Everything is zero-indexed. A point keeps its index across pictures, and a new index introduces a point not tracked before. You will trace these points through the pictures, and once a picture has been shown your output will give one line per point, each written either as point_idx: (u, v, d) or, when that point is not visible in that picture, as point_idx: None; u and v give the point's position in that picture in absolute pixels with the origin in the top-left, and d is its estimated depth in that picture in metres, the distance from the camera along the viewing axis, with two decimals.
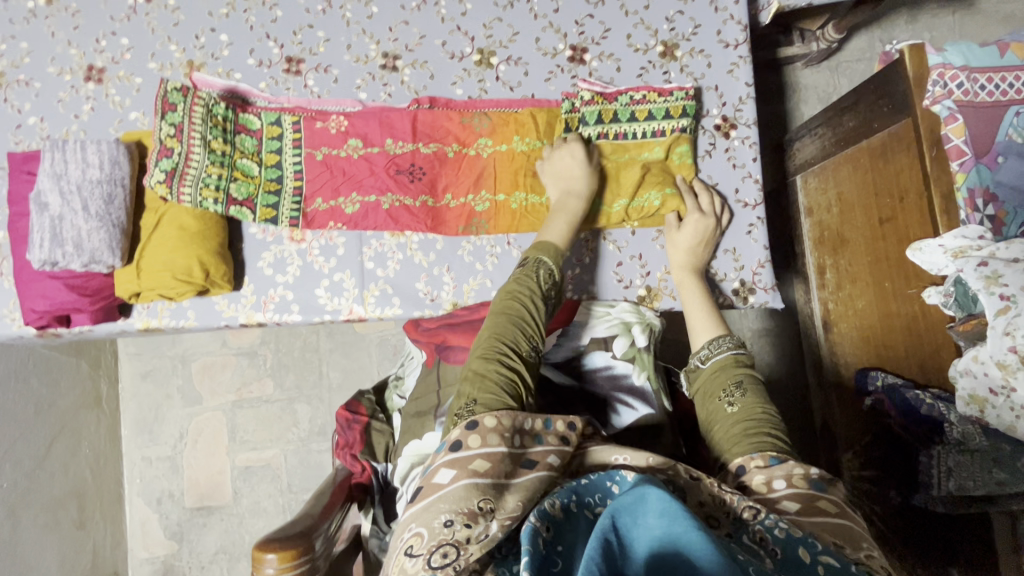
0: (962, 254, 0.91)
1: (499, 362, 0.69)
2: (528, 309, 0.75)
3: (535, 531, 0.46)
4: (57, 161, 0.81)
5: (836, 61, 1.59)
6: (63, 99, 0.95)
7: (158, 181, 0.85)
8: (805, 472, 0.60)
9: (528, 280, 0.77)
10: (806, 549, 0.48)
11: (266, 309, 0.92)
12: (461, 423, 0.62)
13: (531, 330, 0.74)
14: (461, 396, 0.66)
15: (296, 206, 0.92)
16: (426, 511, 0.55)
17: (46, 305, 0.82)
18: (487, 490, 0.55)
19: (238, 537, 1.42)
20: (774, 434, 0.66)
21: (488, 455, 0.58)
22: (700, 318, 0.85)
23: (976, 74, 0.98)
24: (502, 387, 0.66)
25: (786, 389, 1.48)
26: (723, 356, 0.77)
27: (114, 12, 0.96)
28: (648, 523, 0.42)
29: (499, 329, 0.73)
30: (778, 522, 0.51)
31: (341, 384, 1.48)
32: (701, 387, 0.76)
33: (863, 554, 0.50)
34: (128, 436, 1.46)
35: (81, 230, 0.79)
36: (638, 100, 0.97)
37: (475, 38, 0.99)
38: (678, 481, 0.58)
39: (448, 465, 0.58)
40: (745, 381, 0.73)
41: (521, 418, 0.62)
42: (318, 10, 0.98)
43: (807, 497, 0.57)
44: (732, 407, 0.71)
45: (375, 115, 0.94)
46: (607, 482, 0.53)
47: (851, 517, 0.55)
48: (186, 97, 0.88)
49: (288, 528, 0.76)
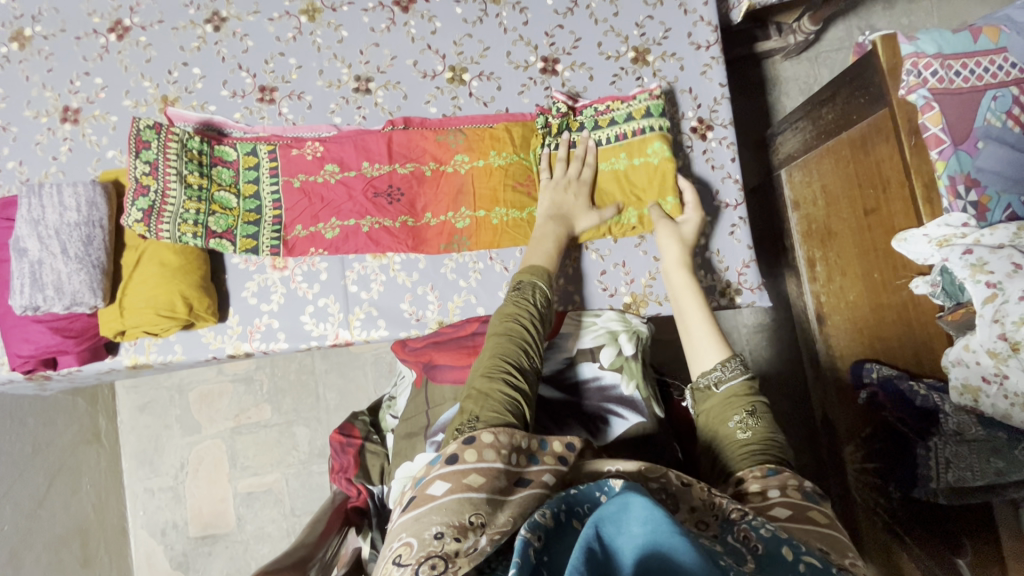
0: (947, 242, 0.90)
1: (502, 380, 0.69)
2: (528, 331, 0.75)
3: (527, 541, 0.45)
4: (33, 206, 0.81)
5: (815, 52, 1.59)
6: (41, 142, 0.95)
7: (136, 220, 0.86)
8: (795, 483, 0.59)
9: (525, 303, 0.78)
10: (790, 547, 0.48)
11: (252, 339, 0.92)
12: (461, 437, 0.62)
13: (532, 352, 0.74)
14: (463, 412, 0.66)
15: (276, 234, 0.92)
16: (416, 522, 0.54)
17: (32, 349, 0.83)
18: (480, 506, 0.55)
19: (244, 564, 1.42)
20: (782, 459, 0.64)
21: (483, 470, 0.58)
22: (705, 348, 0.77)
23: (949, 61, 0.97)
24: (506, 405, 0.66)
25: (785, 384, 1.46)
26: (735, 383, 0.72)
27: (86, 53, 0.97)
28: (631, 531, 0.42)
29: (501, 349, 0.73)
30: (765, 523, 0.51)
31: (338, 404, 1.47)
32: (711, 410, 0.72)
33: (848, 562, 0.50)
34: (128, 469, 1.45)
35: (60, 273, 0.79)
36: (602, 110, 0.97)
37: (445, 56, 0.99)
38: (670, 488, 0.57)
39: (443, 477, 0.58)
40: (758, 409, 0.69)
41: (519, 436, 0.63)
42: (289, 38, 0.98)
43: (800, 506, 0.56)
44: (743, 434, 0.68)
45: (350, 139, 0.95)
46: (596, 493, 0.52)
47: (836, 527, 0.55)
48: (159, 133, 0.89)
49: (284, 559, 0.77)
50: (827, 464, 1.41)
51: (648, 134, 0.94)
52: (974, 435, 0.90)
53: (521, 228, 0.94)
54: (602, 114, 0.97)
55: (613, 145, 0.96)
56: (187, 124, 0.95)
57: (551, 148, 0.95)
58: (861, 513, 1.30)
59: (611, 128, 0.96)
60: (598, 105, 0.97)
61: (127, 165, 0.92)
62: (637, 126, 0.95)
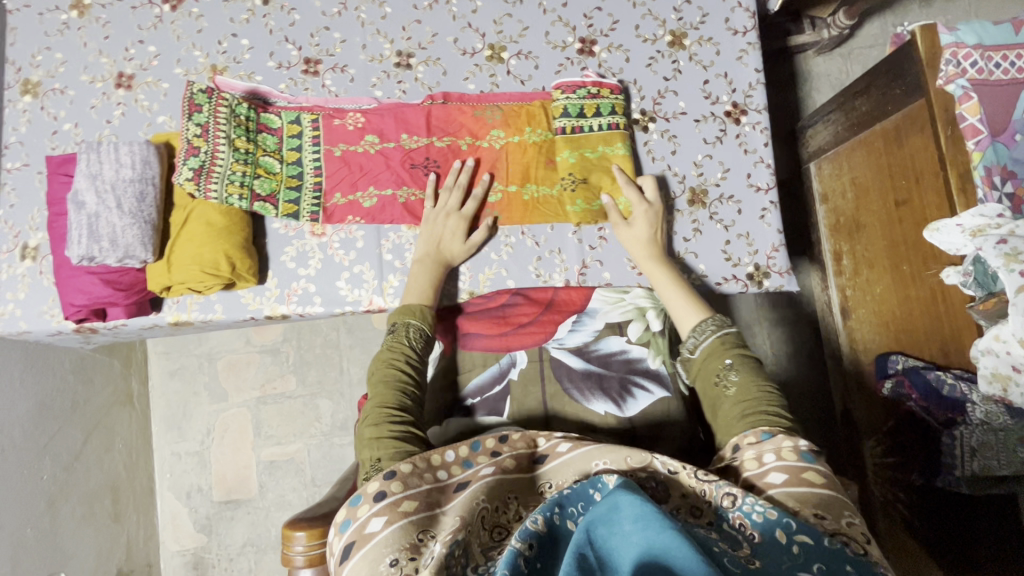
0: (981, 233, 0.90)
1: (391, 420, 0.71)
2: (404, 371, 0.77)
3: (518, 551, 0.48)
4: (92, 162, 0.84)
5: (848, 48, 1.58)
6: (95, 105, 1.00)
7: (186, 179, 0.89)
8: (794, 445, 0.62)
9: (405, 345, 0.79)
10: (784, 530, 0.51)
11: (289, 301, 0.95)
12: (376, 475, 0.63)
13: (414, 389, 0.76)
14: (363, 465, 0.67)
15: (316, 201, 0.96)
16: (365, 563, 0.56)
17: (85, 299, 0.86)
18: (422, 524, 0.59)
19: (265, 530, 1.46)
20: (772, 410, 0.68)
21: (413, 495, 0.61)
22: (674, 303, 0.85)
23: (989, 52, 0.97)
24: (401, 438, 0.69)
25: (794, 386, 1.45)
26: (710, 342, 0.77)
27: (141, 22, 1.01)
28: (624, 530, 0.45)
29: (380, 394, 0.74)
30: (756, 506, 0.54)
31: (361, 379, 1.51)
32: (698, 374, 0.77)
33: (845, 522, 0.53)
34: (158, 432, 1.50)
35: (115, 226, 0.82)
36: (591, 94, 0.97)
37: (485, 34, 1.01)
38: (658, 476, 0.63)
39: (377, 513, 0.60)
40: (737, 362, 0.73)
41: (433, 455, 0.66)
42: (334, 13, 1.01)
43: (795, 469, 0.59)
44: (730, 389, 0.72)
45: (390, 111, 0.97)
46: (589, 490, 0.56)
47: (837, 489, 0.57)
48: (211, 98, 0.93)
49: (315, 509, 0.78)
50: (845, 459, 1.40)
51: (614, 131, 0.96)
52: (1001, 424, 0.90)
53: (551, 206, 0.97)
54: (590, 99, 0.97)
55: (605, 132, 0.97)
56: (233, 91, 0.98)
57: (566, 122, 0.97)
58: (877, 509, 1.30)
59: (597, 117, 0.97)
60: (588, 88, 0.97)
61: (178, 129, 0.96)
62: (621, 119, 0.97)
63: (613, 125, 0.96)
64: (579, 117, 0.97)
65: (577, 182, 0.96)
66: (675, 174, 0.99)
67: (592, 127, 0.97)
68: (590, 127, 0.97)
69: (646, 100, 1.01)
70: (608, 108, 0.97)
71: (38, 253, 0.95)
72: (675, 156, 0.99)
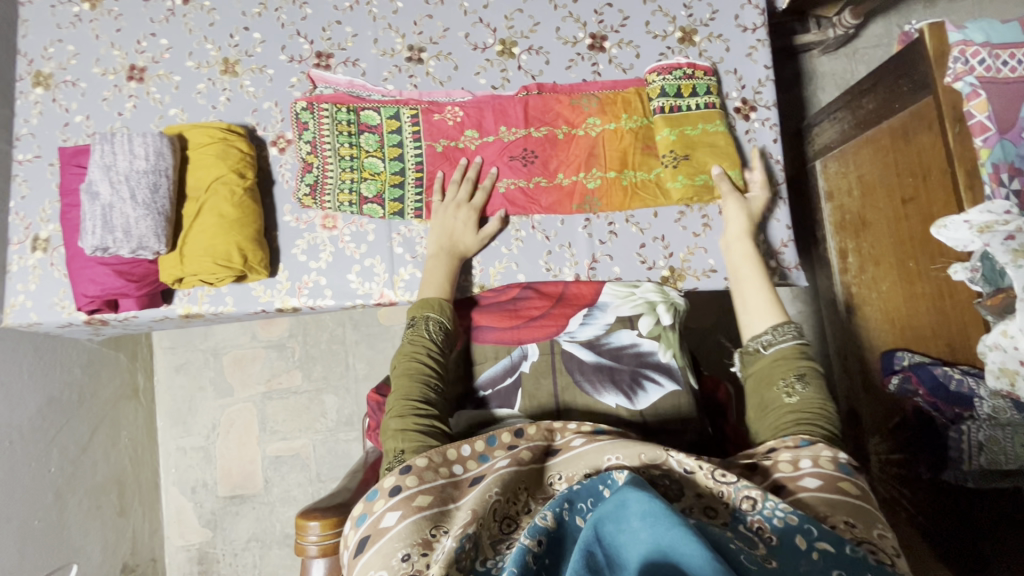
0: (988, 229, 0.91)
1: (416, 413, 0.71)
2: (428, 365, 0.77)
3: (526, 548, 0.48)
4: (106, 153, 0.84)
5: (853, 48, 1.59)
6: (107, 98, 1.00)
7: (303, 193, 0.95)
8: (834, 455, 0.62)
9: (428, 339, 0.79)
10: (803, 536, 0.51)
11: (300, 294, 0.96)
12: (394, 470, 0.64)
13: (437, 383, 0.77)
14: (387, 455, 0.68)
15: (418, 197, 0.96)
16: (379, 557, 0.57)
17: (97, 290, 0.86)
18: (436, 520, 0.59)
19: (270, 525, 1.46)
20: (827, 432, 0.67)
21: (428, 490, 0.62)
22: (753, 298, 0.83)
23: (997, 50, 0.97)
24: (424, 431, 0.69)
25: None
26: (785, 346, 0.75)
27: (153, 15, 1.01)
28: (632, 527, 0.45)
29: (402, 383, 0.75)
30: (779, 511, 0.54)
31: (367, 374, 1.51)
32: (758, 372, 0.76)
33: (877, 534, 0.54)
34: (163, 427, 1.50)
35: (129, 217, 0.82)
36: (687, 75, 0.97)
37: (497, 30, 1.02)
38: (673, 476, 0.61)
39: (392, 507, 0.60)
40: (808, 374, 0.72)
41: (450, 451, 0.67)
42: (346, 7, 1.02)
43: (832, 477, 0.60)
44: (791, 397, 0.71)
45: (489, 104, 0.98)
46: (599, 487, 0.56)
47: (869, 501, 0.58)
48: (312, 113, 0.96)
49: (328, 500, 0.78)
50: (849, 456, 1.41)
51: (711, 111, 0.96)
52: (1009, 419, 0.91)
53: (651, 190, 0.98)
54: (685, 80, 0.97)
55: (701, 111, 0.96)
56: (328, 85, 1.00)
57: (664, 100, 0.96)
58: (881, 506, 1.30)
59: (693, 97, 0.96)
60: (682, 69, 0.97)
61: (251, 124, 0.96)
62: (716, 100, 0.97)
63: (710, 104, 0.97)
64: (678, 97, 0.96)
65: (676, 160, 0.95)
66: None
67: (690, 106, 0.96)
68: (686, 107, 0.96)
69: (733, 88, 1.01)
70: (701, 90, 0.97)
71: (49, 245, 0.95)
72: None
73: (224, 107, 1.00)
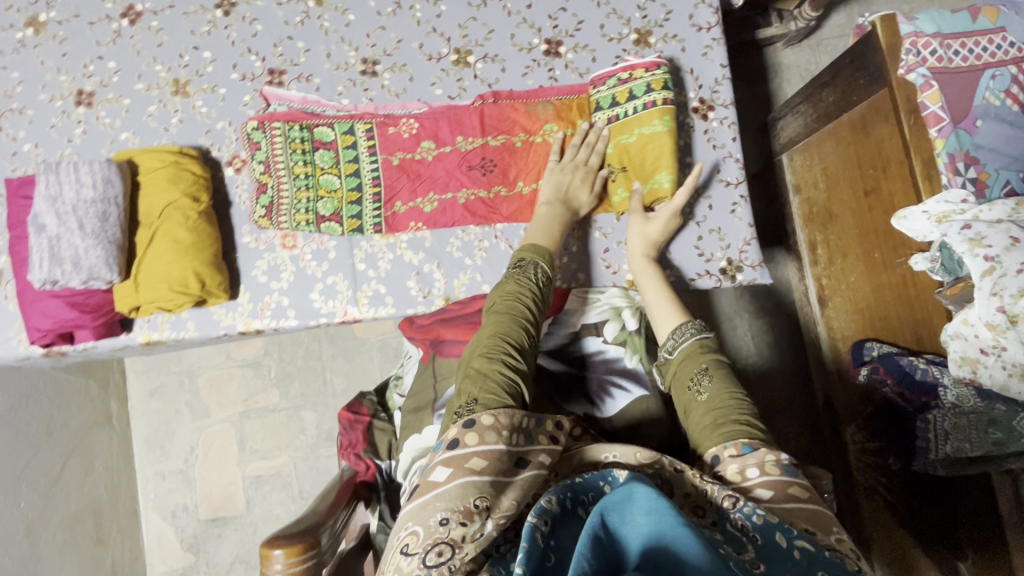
0: (946, 219, 0.92)
1: (502, 360, 0.74)
2: (528, 311, 0.80)
3: (534, 526, 0.51)
4: (51, 183, 0.83)
5: (816, 39, 1.60)
6: (55, 124, 0.98)
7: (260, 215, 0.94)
8: (777, 459, 0.65)
9: (528, 288, 0.82)
10: (783, 534, 0.54)
11: (262, 316, 0.94)
12: (461, 421, 0.67)
13: (531, 334, 0.79)
14: (463, 393, 0.72)
15: (377, 212, 0.96)
16: (422, 511, 0.60)
17: (50, 323, 0.85)
18: (483, 489, 0.60)
19: (254, 546, 1.44)
20: (743, 420, 0.71)
21: (484, 454, 0.63)
22: (664, 319, 0.85)
23: (948, 40, 0.99)
24: (504, 389, 0.71)
25: (776, 376, 1.47)
26: (687, 346, 0.80)
27: (100, 37, 0.99)
28: (635, 520, 0.47)
29: (503, 331, 0.78)
30: (756, 509, 0.57)
31: (345, 389, 1.49)
32: (672, 378, 0.80)
33: (834, 539, 0.57)
34: (140, 452, 1.48)
35: (78, 248, 0.81)
36: (623, 79, 0.95)
37: (451, 39, 1.01)
38: (665, 474, 0.64)
39: (445, 463, 0.63)
40: (711, 368, 0.77)
41: (519, 417, 0.68)
42: (297, 22, 1.00)
43: (782, 484, 0.62)
44: (703, 395, 0.75)
45: (444, 115, 0.97)
46: (600, 482, 0.59)
47: (819, 502, 0.61)
48: (265, 133, 0.94)
49: (295, 526, 0.79)
50: (828, 446, 1.42)
51: (654, 108, 0.93)
52: (973, 407, 0.91)
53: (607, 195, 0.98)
54: (622, 84, 0.95)
55: (643, 113, 0.94)
56: (283, 102, 0.98)
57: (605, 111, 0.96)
58: (861, 494, 1.32)
59: (630, 102, 0.94)
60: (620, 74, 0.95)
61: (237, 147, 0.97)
62: (659, 97, 0.93)
63: (650, 104, 0.93)
64: (615, 106, 0.95)
65: (617, 172, 0.97)
66: None
67: (630, 110, 0.95)
68: (626, 112, 0.95)
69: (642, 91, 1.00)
70: (643, 89, 0.93)
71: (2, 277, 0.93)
72: None
73: (177, 128, 0.98)
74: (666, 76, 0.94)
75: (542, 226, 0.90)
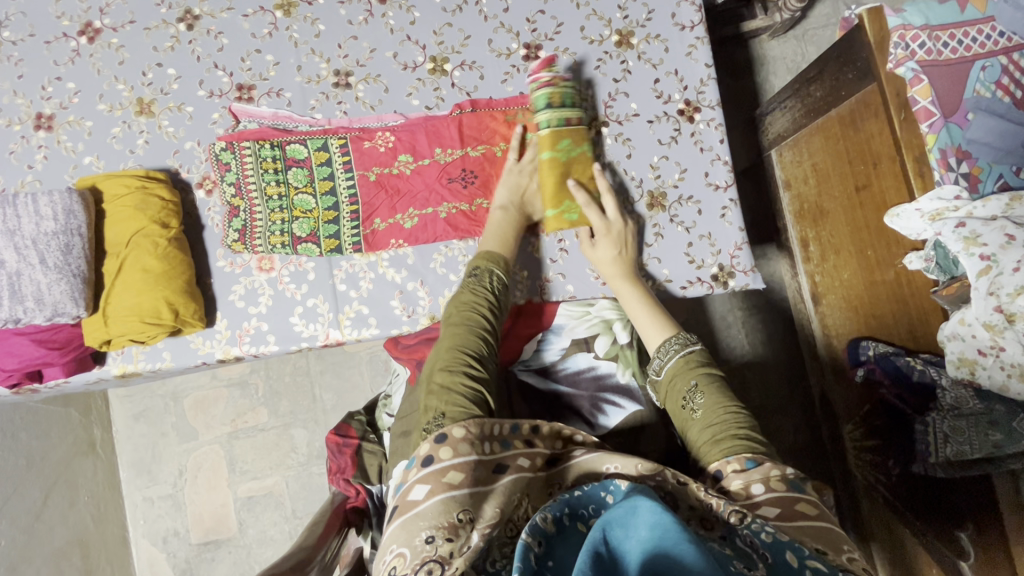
0: (939, 217, 0.90)
1: (464, 370, 0.73)
2: (485, 319, 0.79)
3: (528, 546, 0.49)
4: (9, 217, 0.79)
5: (801, 30, 1.57)
6: (15, 150, 0.93)
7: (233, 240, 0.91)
8: (782, 473, 0.63)
9: (484, 294, 0.81)
10: (794, 553, 0.51)
11: (241, 342, 0.91)
12: (430, 436, 0.66)
13: (490, 342, 0.78)
14: (428, 410, 0.70)
15: (356, 231, 0.92)
16: (405, 531, 0.59)
17: (16, 362, 0.82)
18: (464, 502, 0.60)
19: (248, 568, 1.41)
20: (741, 433, 0.69)
21: (460, 466, 0.62)
22: (651, 335, 0.84)
23: (937, 32, 0.96)
24: (469, 399, 0.70)
25: (772, 374, 1.45)
26: (674, 364, 0.79)
27: (57, 57, 0.95)
28: (639, 535, 0.44)
29: (460, 341, 0.76)
30: (765, 526, 0.54)
31: (335, 405, 1.46)
32: (666, 398, 0.79)
33: (846, 557, 0.54)
34: (127, 478, 1.44)
35: (41, 284, 0.78)
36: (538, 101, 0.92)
37: (426, 46, 0.97)
38: (667, 487, 0.62)
39: (422, 481, 0.62)
40: (701, 383, 0.75)
41: (488, 425, 0.67)
42: (265, 34, 0.96)
43: (788, 501, 0.60)
44: (697, 412, 0.73)
45: (421, 126, 0.93)
46: (602, 493, 0.57)
47: (829, 519, 0.59)
48: (234, 153, 0.90)
49: (281, 563, 0.77)
50: (826, 442, 1.41)
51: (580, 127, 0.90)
52: (972, 409, 0.90)
53: None
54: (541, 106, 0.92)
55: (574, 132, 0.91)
56: (253, 119, 0.95)
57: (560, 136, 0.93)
58: (861, 490, 1.31)
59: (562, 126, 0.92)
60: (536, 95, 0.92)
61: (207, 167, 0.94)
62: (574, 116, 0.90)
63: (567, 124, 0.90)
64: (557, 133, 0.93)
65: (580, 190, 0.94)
66: (631, 179, 0.97)
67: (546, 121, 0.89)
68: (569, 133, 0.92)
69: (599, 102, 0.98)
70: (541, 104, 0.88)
71: None
72: (631, 160, 0.97)
73: (143, 150, 0.94)
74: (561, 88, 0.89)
75: (508, 239, 0.89)
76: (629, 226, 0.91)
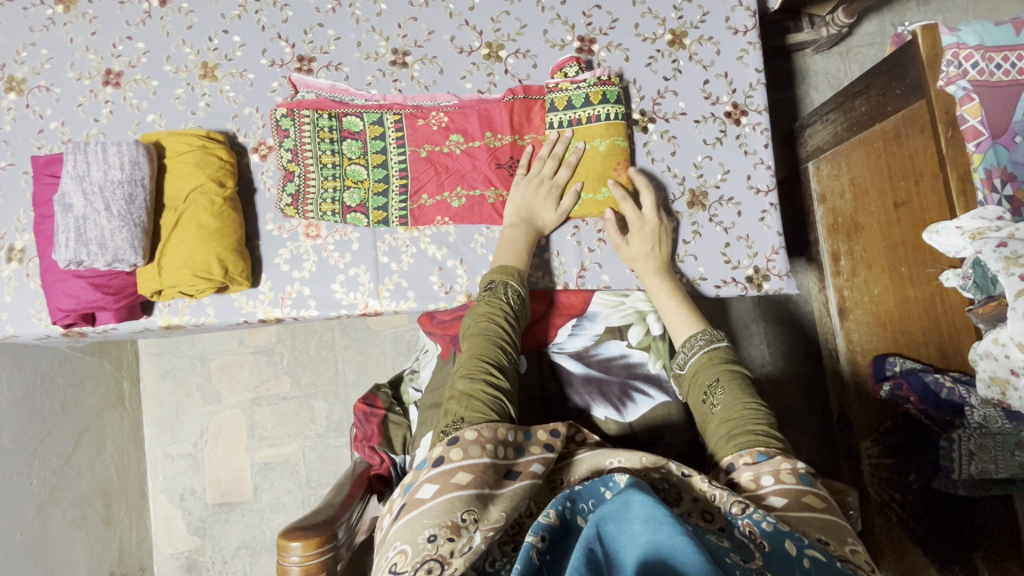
0: (980, 236, 0.89)
1: (484, 376, 0.74)
2: (503, 330, 0.80)
3: (531, 544, 0.49)
4: (79, 162, 0.83)
5: (846, 47, 1.57)
6: (82, 103, 0.97)
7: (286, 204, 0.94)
8: (793, 467, 0.64)
9: (502, 301, 0.83)
10: (793, 541, 0.52)
11: (283, 305, 0.94)
12: (445, 439, 0.66)
13: (508, 351, 0.79)
14: (448, 414, 0.70)
15: (403, 204, 0.95)
16: (409, 529, 0.58)
17: (72, 303, 0.85)
18: (470, 503, 0.59)
19: (260, 532, 1.44)
20: (758, 429, 0.69)
21: (470, 468, 0.62)
22: (680, 329, 0.86)
23: (991, 53, 0.95)
24: (489, 403, 0.70)
25: (791, 389, 1.46)
26: (697, 359, 0.81)
27: (129, 17, 0.98)
28: (633, 530, 0.45)
29: (479, 350, 0.77)
30: (767, 516, 0.55)
31: (356, 379, 1.49)
32: (688, 392, 0.81)
33: (848, 549, 0.55)
34: (150, 434, 1.49)
35: (104, 230, 0.81)
36: (554, 87, 0.95)
37: (483, 32, 1.00)
38: (671, 479, 0.64)
39: (432, 480, 0.62)
40: (722, 380, 0.76)
41: (503, 430, 0.67)
42: (328, 9, 0.99)
43: (795, 492, 0.61)
44: (716, 407, 0.75)
45: (474, 110, 0.96)
46: (602, 488, 0.59)
47: (836, 512, 0.59)
48: (294, 120, 0.93)
49: (312, 517, 0.78)
50: (841, 459, 1.41)
51: (614, 120, 0.94)
52: (999, 428, 0.90)
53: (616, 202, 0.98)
54: (556, 92, 0.95)
55: (613, 121, 0.94)
56: (310, 90, 0.97)
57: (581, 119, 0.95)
58: (874, 509, 1.30)
59: (601, 105, 0.94)
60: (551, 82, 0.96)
61: (264, 136, 0.97)
62: (591, 113, 0.94)
63: (573, 124, 0.95)
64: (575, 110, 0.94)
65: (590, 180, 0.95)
66: (674, 175, 0.98)
67: (555, 123, 0.96)
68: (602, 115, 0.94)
69: (646, 100, 1.00)
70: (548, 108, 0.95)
71: (24, 255, 0.93)
72: (674, 157, 0.99)
73: (203, 113, 0.97)
74: (569, 94, 0.95)
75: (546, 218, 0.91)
76: (663, 223, 0.93)
